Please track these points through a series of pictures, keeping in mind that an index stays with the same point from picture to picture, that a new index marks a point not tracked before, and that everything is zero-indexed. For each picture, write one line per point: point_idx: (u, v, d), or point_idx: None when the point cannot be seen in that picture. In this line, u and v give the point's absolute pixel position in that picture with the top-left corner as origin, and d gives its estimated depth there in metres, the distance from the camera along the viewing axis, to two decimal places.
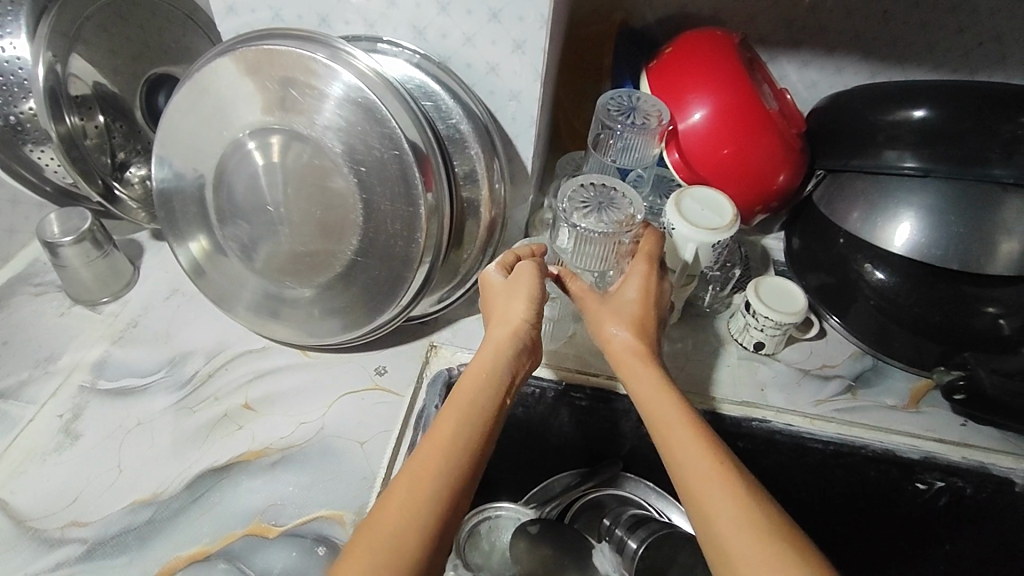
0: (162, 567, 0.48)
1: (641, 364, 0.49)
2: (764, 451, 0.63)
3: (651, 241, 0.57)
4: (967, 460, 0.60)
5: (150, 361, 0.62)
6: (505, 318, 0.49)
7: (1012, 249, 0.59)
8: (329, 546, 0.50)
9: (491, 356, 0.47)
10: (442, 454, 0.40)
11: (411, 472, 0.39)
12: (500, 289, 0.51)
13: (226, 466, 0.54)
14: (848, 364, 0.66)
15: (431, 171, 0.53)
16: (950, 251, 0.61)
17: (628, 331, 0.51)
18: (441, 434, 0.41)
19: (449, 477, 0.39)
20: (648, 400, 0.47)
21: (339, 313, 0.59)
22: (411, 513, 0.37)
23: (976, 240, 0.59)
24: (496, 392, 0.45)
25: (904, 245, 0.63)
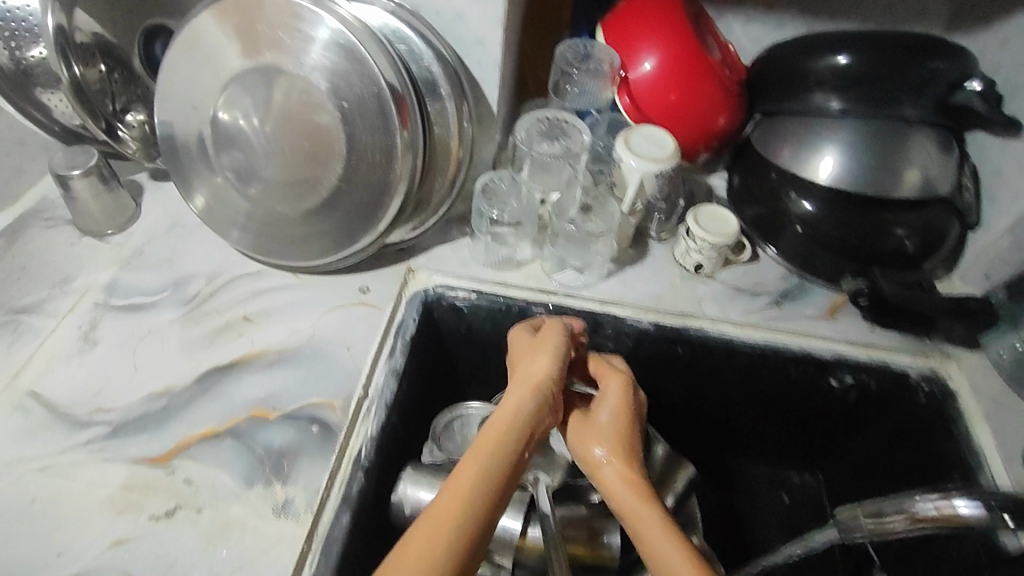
0: (177, 442, 0.57)
1: (626, 464, 0.52)
2: (700, 356, 0.72)
3: (615, 373, 0.59)
4: (872, 358, 0.70)
5: (157, 281, 0.69)
6: (523, 378, 0.54)
7: (914, 176, 0.70)
8: (321, 425, 0.59)
9: (512, 404, 0.51)
10: (467, 487, 0.44)
11: (429, 520, 0.42)
12: (528, 343, 0.58)
13: (229, 364, 0.63)
14: (776, 282, 0.75)
15: (407, 110, 0.60)
16: (866, 179, 0.71)
17: (611, 451, 0.53)
18: (466, 476, 0.45)
19: (469, 513, 0.43)
20: (629, 499, 0.49)
21: (327, 237, 0.67)
22: (439, 536, 0.42)
23: (886, 168, 0.70)
24: (515, 438, 0.48)
25: (828, 176, 0.72)
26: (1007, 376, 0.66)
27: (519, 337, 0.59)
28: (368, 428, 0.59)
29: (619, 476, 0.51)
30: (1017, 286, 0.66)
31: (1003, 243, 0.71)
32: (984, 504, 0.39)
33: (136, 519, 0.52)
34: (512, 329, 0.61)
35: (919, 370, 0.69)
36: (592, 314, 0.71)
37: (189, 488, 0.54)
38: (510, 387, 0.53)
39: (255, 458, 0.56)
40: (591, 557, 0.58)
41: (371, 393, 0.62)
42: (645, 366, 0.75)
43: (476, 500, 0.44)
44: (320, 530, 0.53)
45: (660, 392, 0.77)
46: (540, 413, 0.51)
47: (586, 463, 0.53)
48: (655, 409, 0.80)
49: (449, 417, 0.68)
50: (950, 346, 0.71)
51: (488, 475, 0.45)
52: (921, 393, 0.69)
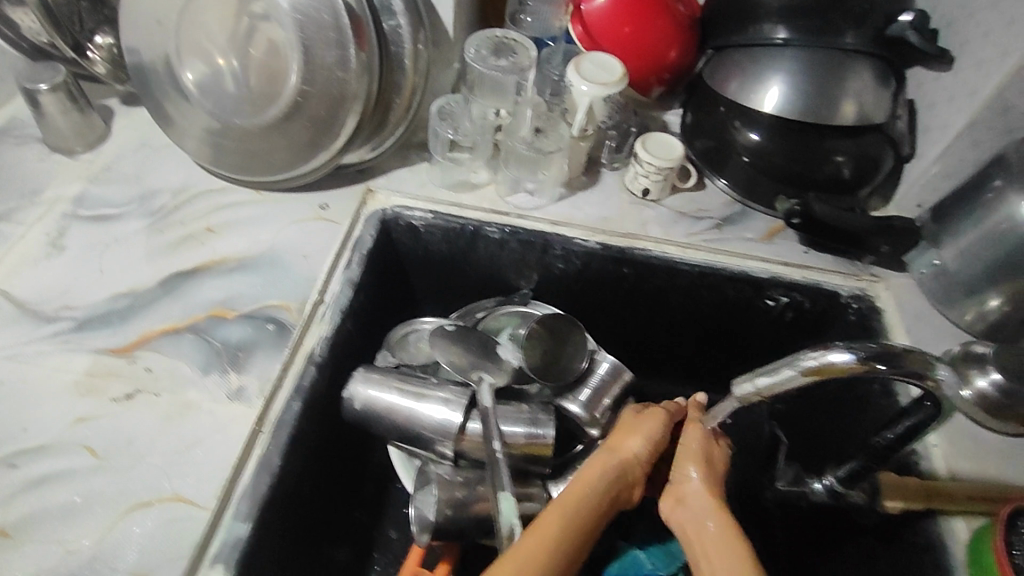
0: (140, 335, 0.60)
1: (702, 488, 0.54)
2: (645, 276, 0.76)
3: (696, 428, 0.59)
4: (805, 278, 0.74)
5: (124, 195, 0.72)
6: (614, 447, 0.58)
7: (852, 108, 0.73)
8: (277, 323, 0.62)
9: (593, 475, 0.55)
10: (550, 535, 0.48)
11: (513, 556, 0.47)
12: (631, 421, 0.62)
13: (191, 269, 0.66)
14: (720, 208, 0.80)
15: (364, 34, 0.62)
16: (805, 107, 0.73)
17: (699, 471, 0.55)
18: (549, 524, 0.50)
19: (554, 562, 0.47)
20: (701, 508, 0.52)
21: (286, 153, 0.69)
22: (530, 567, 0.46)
23: (824, 97, 0.72)
24: (589, 501, 0.53)
25: (771, 106, 0.75)
26: (929, 293, 0.71)
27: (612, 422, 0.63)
28: (322, 330, 0.63)
29: (699, 497, 0.53)
30: (942, 209, 0.70)
31: (934, 172, 0.75)
32: (856, 351, 0.41)
33: (98, 401, 0.56)
34: (625, 407, 0.66)
35: (849, 290, 0.74)
36: (542, 235, 0.75)
37: (151, 375, 0.58)
38: (602, 451, 0.58)
39: (212, 351, 0.60)
40: (527, 450, 0.62)
41: (327, 300, 0.65)
42: (594, 286, 0.78)
43: (550, 539, 0.48)
44: (271, 415, 0.57)
45: (609, 314, 0.81)
46: (609, 476, 0.55)
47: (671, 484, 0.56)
48: (604, 331, 0.84)
49: (404, 330, 0.72)
50: (878, 269, 0.76)
51: (558, 532, 0.49)
52: (850, 310, 0.74)
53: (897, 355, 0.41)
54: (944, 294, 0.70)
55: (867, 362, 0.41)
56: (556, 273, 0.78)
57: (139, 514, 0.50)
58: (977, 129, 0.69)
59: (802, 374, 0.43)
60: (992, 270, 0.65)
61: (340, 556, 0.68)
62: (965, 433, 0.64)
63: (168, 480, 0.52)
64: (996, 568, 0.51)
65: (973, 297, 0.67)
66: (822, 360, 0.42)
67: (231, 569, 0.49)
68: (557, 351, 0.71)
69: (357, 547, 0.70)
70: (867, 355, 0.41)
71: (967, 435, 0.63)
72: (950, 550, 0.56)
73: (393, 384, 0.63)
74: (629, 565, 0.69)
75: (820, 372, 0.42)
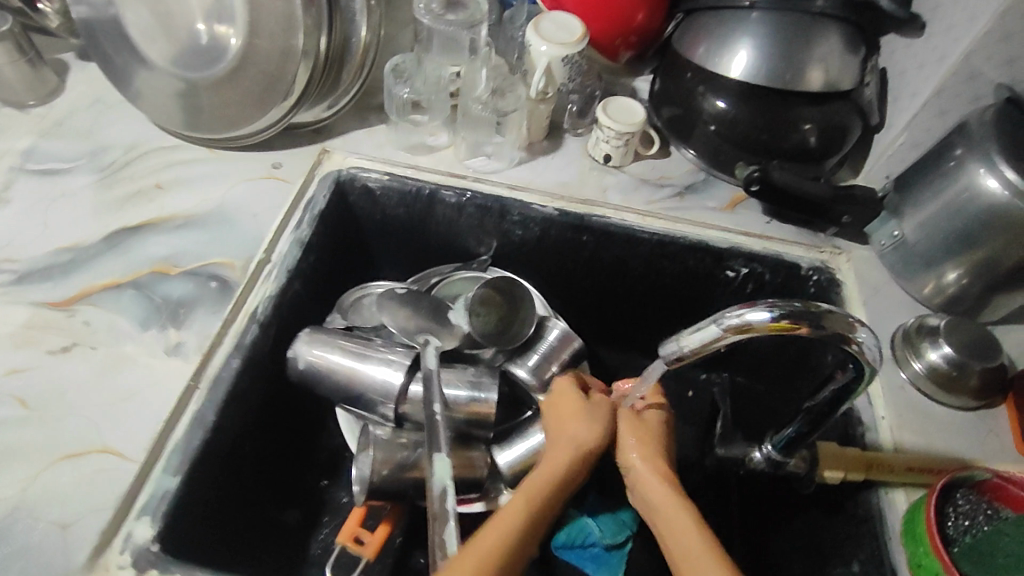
0: (81, 289, 0.60)
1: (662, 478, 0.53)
2: (605, 244, 0.74)
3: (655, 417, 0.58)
4: (766, 249, 0.72)
5: (74, 150, 0.71)
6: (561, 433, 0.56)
7: (818, 78, 0.70)
8: (220, 280, 0.62)
9: (546, 469, 0.53)
10: (505, 533, 0.46)
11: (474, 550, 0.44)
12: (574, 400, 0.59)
13: (137, 226, 0.65)
14: (684, 176, 0.79)
15: None
16: (771, 72, 0.70)
17: (639, 443, 0.55)
18: (510, 518, 0.48)
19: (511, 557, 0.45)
20: (660, 499, 0.51)
21: (235, 109, 0.68)
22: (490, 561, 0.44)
23: (791, 62, 0.70)
24: (542, 490, 0.51)
25: (737, 72, 0.72)
26: (888, 264, 0.71)
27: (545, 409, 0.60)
28: (267, 289, 0.62)
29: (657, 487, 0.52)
30: (904, 179, 0.68)
31: (902, 142, 0.73)
32: (776, 309, 0.41)
33: (34, 352, 0.56)
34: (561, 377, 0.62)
35: (810, 262, 0.72)
36: (500, 200, 0.73)
37: (88, 328, 0.57)
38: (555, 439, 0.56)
39: (152, 306, 0.59)
40: (470, 413, 0.62)
41: (274, 259, 0.64)
42: (553, 254, 0.77)
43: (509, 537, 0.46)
44: (209, 371, 0.56)
45: (570, 283, 0.80)
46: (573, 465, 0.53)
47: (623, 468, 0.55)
48: (566, 301, 0.82)
49: (359, 294, 0.71)
50: (841, 241, 0.74)
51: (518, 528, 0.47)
52: (811, 283, 0.72)
53: (818, 314, 0.42)
54: (901, 265, 0.69)
55: (786, 319, 0.41)
56: (515, 240, 0.76)
57: (70, 465, 0.51)
58: (944, 97, 0.68)
59: (724, 332, 0.42)
60: (950, 241, 0.63)
61: (288, 517, 0.66)
62: (915, 406, 0.62)
63: (99, 432, 0.52)
64: (926, 540, 0.50)
65: (931, 270, 0.66)
66: (743, 318, 0.42)
67: (159, 520, 0.49)
68: (512, 317, 0.70)
69: (307, 510, 0.69)
70: (787, 313, 0.41)
71: (918, 408, 0.62)
72: (888, 521, 0.55)
73: (338, 345, 0.62)
74: (578, 532, 0.69)
75: (741, 331, 0.42)
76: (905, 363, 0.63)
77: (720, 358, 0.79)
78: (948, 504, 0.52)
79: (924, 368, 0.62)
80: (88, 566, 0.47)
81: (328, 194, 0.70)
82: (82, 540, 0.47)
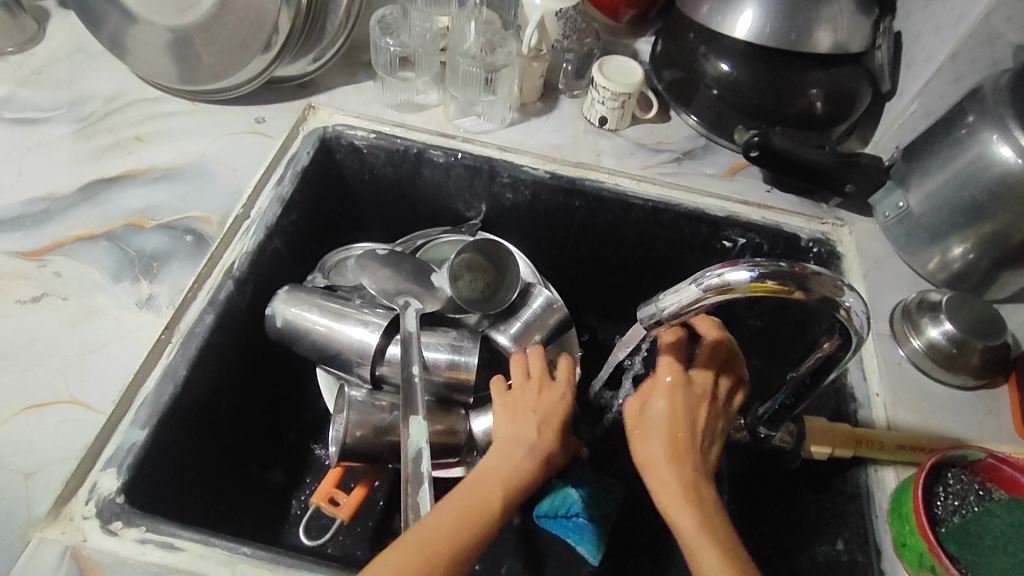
0: (54, 240, 0.59)
1: (677, 482, 0.45)
2: (597, 210, 0.71)
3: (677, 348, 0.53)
4: (766, 220, 0.69)
5: (52, 100, 0.69)
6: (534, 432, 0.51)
7: (828, 39, 0.66)
8: (195, 235, 0.60)
9: (509, 465, 0.48)
10: (453, 520, 0.43)
11: (417, 542, 0.41)
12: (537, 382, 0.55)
13: (114, 178, 0.64)
14: (682, 142, 0.75)
15: None
16: (778, 32, 0.66)
17: (668, 450, 0.46)
18: (458, 503, 0.44)
19: (451, 557, 0.41)
20: (669, 506, 0.44)
21: (215, 59, 0.66)
22: (433, 546, 0.41)
23: (799, 23, 0.65)
24: (508, 491, 0.46)
25: (744, 32, 0.67)
26: (892, 238, 0.68)
27: (503, 396, 0.55)
28: (245, 244, 0.60)
29: (667, 480, 0.45)
30: (913, 148, 0.65)
31: (913, 110, 0.69)
32: (758, 269, 0.40)
33: (3, 301, 0.55)
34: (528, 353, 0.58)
35: (810, 233, 0.69)
36: (489, 160, 0.71)
37: (58, 280, 0.56)
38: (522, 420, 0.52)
39: (126, 259, 0.58)
40: (449, 378, 0.60)
41: (253, 215, 0.62)
42: (545, 220, 0.74)
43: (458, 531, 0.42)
44: (180, 325, 0.55)
45: (562, 250, 0.77)
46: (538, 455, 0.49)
47: (647, 424, 0.49)
48: (559, 269, 0.81)
49: (342, 255, 0.70)
50: (844, 212, 0.71)
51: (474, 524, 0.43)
52: (810, 255, 0.69)
53: (804, 276, 0.40)
54: (905, 239, 0.66)
55: (769, 280, 0.40)
56: (505, 204, 0.74)
57: (35, 414, 0.49)
58: (959, 61, 0.64)
59: (704, 293, 0.41)
60: (957, 214, 0.60)
61: (271, 477, 0.65)
62: (912, 384, 0.59)
63: (65, 383, 0.51)
64: (912, 519, 0.48)
65: (936, 244, 0.63)
66: (723, 278, 0.40)
67: (125, 472, 0.47)
68: (498, 282, 0.70)
69: (291, 469, 0.67)
70: (771, 273, 0.40)
71: (914, 386, 0.59)
72: (875, 499, 0.53)
73: (316, 303, 0.60)
74: (561, 501, 0.67)
75: (721, 292, 0.41)
76: (904, 339, 0.61)
77: None
78: (939, 483, 0.50)
79: (923, 346, 0.59)
80: (50, 516, 0.45)
81: (312, 150, 0.68)
82: (44, 489, 0.46)
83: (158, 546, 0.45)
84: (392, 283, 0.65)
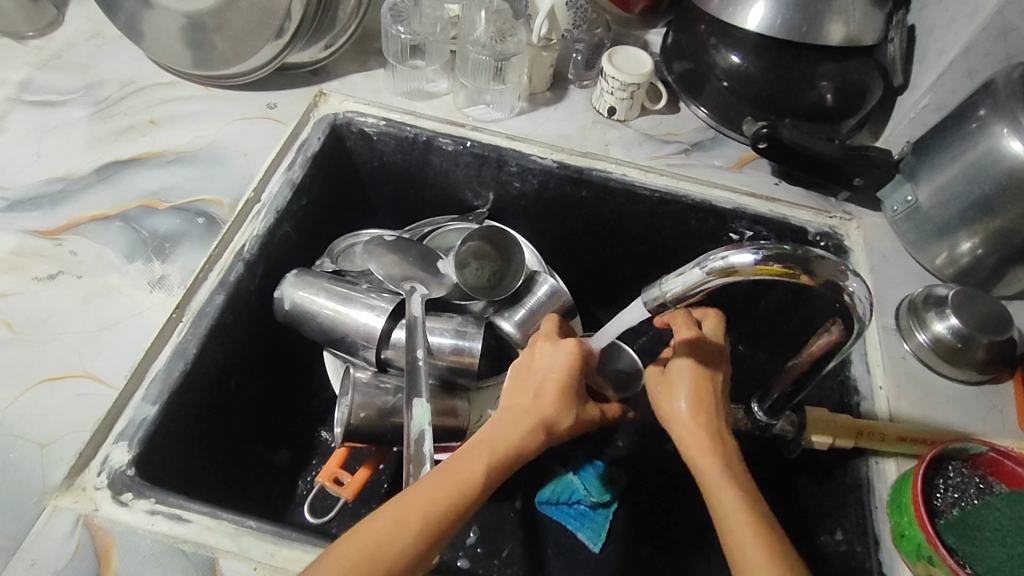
0: (69, 219, 0.60)
1: (704, 440, 0.49)
2: (604, 200, 0.72)
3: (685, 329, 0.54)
4: (773, 212, 0.69)
5: (69, 84, 0.71)
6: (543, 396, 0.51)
7: (840, 31, 0.66)
8: (207, 217, 0.61)
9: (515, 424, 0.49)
10: (453, 480, 0.44)
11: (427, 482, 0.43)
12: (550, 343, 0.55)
13: (129, 160, 0.65)
14: (691, 134, 0.75)
15: None
16: (790, 23, 0.65)
17: (692, 404, 0.50)
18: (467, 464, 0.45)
19: (456, 496, 0.43)
20: (695, 454, 0.48)
21: (228, 44, 0.67)
22: (439, 489, 0.43)
23: (812, 13, 0.65)
24: (519, 444, 0.48)
25: (758, 25, 0.66)
26: (900, 233, 0.67)
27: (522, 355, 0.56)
28: (255, 227, 0.61)
29: (694, 434, 0.49)
30: (923, 142, 0.65)
31: (925, 105, 0.69)
32: (762, 252, 0.40)
33: (19, 278, 0.56)
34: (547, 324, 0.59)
35: (817, 227, 0.69)
36: (497, 149, 0.71)
37: (73, 258, 0.57)
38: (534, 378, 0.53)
39: (138, 239, 0.59)
40: (453, 362, 0.61)
41: (264, 199, 0.63)
42: (552, 209, 0.75)
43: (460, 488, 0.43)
44: (191, 305, 0.56)
45: (569, 240, 0.78)
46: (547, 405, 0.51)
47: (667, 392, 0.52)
48: (565, 260, 0.81)
49: (350, 241, 0.70)
50: (852, 206, 0.71)
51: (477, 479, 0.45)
52: (817, 248, 0.69)
53: (809, 259, 0.40)
54: (914, 234, 0.66)
55: (774, 262, 0.40)
56: (513, 193, 0.74)
57: (49, 388, 0.51)
58: (972, 55, 0.63)
59: (708, 275, 0.41)
60: (965, 208, 0.60)
61: (278, 458, 0.66)
62: (916, 378, 0.59)
63: (79, 358, 0.52)
64: (911, 510, 0.48)
65: (944, 238, 0.63)
66: (727, 261, 0.40)
67: (136, 446, 0.48)
68: (504, 270, 0.69)
69: (297, 452, 0.68)
70: (775, 256, 0.40)
71: (918, 381, 0.59)
72: (876, 490, 0.53)
73: (323, 287, 0.61)
74: (562, 489, 0.68)
75: (725, 274, 0.41)
76: (910, 334, 0.61)
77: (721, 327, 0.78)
78: (939, 475, 0.50)
79: (928, 341, 0.59)
80: (64, 486, 0.47)
81: (323, 136, 0.69)
82: (58, 459, 0.47)
83: (167, 518, 0.46)
84: (399, 269, 0.66)
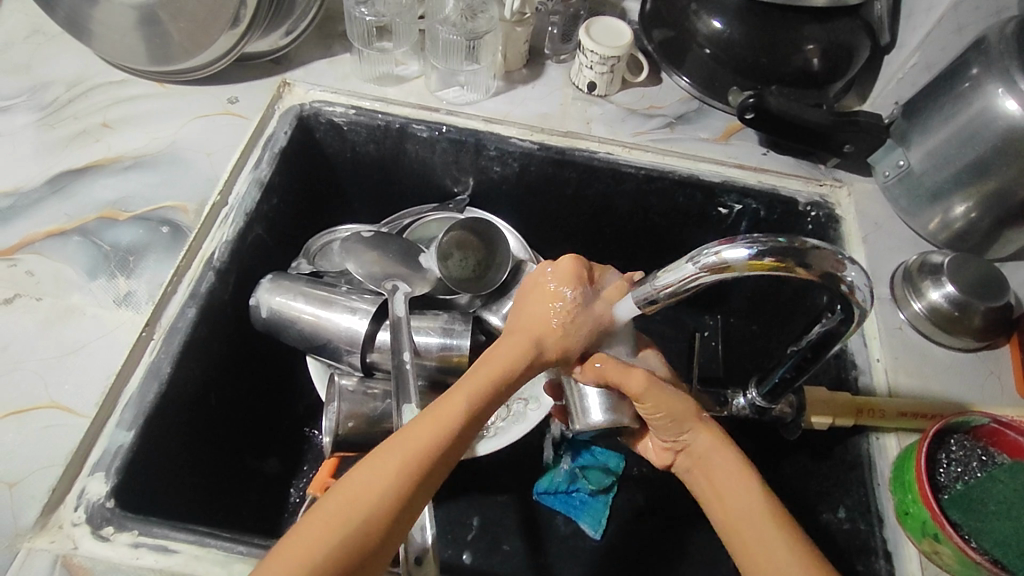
0: (23, 237, 0.57)
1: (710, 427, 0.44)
2: (588, 180, 0.69)
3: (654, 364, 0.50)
4: (762, 184, 0.67)
5: (11, 87, 0.66)
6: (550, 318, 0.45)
7: None
8: (171, 226, 0.58)
9: (481, 393, 0.41)
10: (388, 469, 0.37)
11: (377, 458, 0.37)
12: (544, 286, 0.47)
13: (83, 167, 0.61)
14: (675, 106, 0.73)
15: None
16: None
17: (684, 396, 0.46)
18: (410, 438, 0.38)
19: (410, 477, 0.37)
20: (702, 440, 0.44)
21: (180, 35, 0.62)
22: (385, 464, 0.37)
23: None
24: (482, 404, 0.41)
25: None
26: (892, 199, 0.66)
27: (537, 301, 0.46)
28: (224, 233, 0.58)
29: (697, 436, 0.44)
30: (913, 103, 0.62)
31: (913, 64, 0.66)
32: (756, 246, 0.38)
33: None
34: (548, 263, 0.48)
35: (808, 197, 0.67)
36: (475, 134, 0.68)
37: (31, 279, 0.54)
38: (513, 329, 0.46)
39: (99, 254, 0.56)
40: (442, 361, 0.58)
41: (231, 202, 0.60)
42: (535, 192, 0.72)
43: (383, 483, 0.36)
44: (163, 321, 0.53)
45: (555, 224, 0.75)
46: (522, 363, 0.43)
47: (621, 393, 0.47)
48: (553, 243, 0.78)
49: (326, 239, 0.67)
50: (841, 173, 0.69)
51: (428, 456, 0.38)
52: (808, 219, 0.67)
53: (804, 252, 0.39)
54: (906, 200, 0.64)
55: (768, 257, 0.39)
56: (494, 177, 0.71)
57: (16, 421, 0.48)
58: (962, 10, 0.61)
59: (701, 272, 0.40)
60: (957, 173, 0.58)
61: (269, 466, 0.64)
62: (913, 349, 0.58)
63: (45, 388, 0.49)
64: (915, 488, 0.47)
65: (938, 204, 0.61)
66: (720, 256, 0.39)
67: (114, 476, 0.46)
68: (489, 259, 0.67)
69: (287, 459, 0.66)
70: (769, 251, 0.38)
71: (915, 352, 0.58)
72: (877, 467, 0.53)
73: (301, 291, 0.59)
74: (560, 479, 0.67)
75: (718, 271, 0.39)
76: (905, 303, 0.59)
77: (713, 300, 0.76)
78: (941, 450, 0.50)
79: (924, 309, 0.58)
80: (38, 525, 0.44)
81: (290, 128, 0.65)
82: (30, 498, 0.45)
83: (153, 550, 0.44)
84: (381, 267, 0.63)
